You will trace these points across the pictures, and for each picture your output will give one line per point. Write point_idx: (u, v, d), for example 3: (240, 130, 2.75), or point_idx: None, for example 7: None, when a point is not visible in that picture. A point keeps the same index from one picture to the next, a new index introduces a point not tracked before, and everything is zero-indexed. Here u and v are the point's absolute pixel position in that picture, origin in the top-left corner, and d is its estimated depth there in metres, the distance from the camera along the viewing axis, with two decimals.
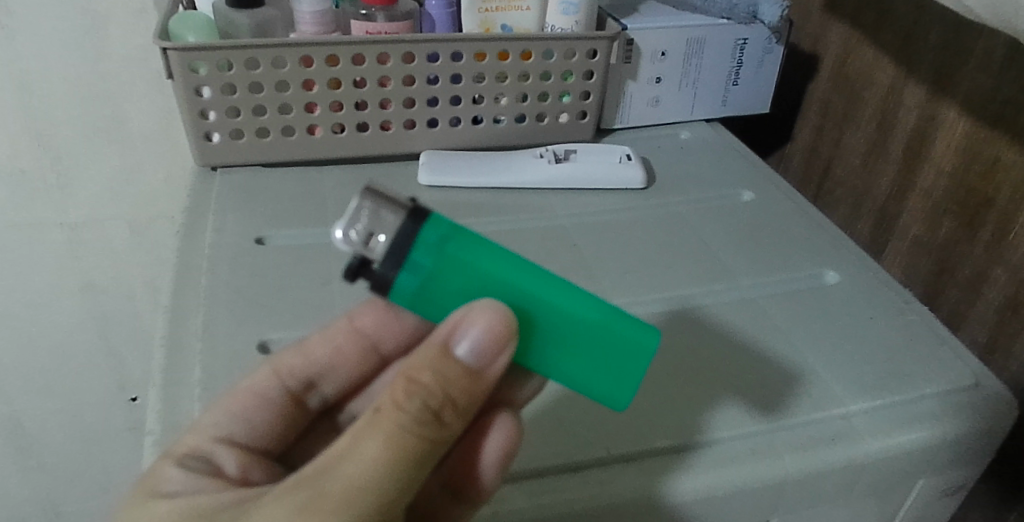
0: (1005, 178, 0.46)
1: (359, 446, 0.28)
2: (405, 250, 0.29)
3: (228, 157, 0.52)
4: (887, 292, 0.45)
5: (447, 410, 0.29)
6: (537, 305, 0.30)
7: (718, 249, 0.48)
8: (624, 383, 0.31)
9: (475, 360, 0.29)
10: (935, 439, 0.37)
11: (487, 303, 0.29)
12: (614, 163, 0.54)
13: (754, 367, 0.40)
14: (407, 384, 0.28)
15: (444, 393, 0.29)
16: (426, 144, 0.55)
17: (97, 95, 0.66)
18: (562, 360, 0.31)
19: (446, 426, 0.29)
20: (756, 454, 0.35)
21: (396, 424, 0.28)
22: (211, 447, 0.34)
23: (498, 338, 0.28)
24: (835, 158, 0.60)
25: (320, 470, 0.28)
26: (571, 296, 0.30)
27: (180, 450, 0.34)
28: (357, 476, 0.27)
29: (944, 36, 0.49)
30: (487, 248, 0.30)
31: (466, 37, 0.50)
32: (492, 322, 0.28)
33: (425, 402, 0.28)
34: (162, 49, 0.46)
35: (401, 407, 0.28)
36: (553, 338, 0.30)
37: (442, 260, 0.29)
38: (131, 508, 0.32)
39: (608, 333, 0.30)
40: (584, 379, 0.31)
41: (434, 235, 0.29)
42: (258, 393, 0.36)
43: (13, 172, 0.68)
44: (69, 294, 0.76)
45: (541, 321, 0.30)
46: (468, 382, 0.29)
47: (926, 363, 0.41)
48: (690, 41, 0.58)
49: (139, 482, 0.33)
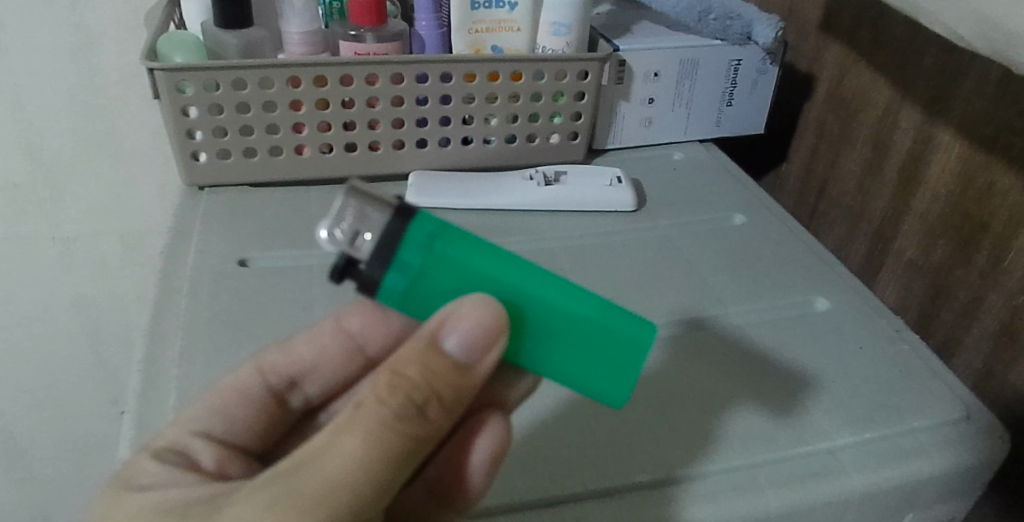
0: (1000, 203, 0.45)
1: (338, 441, 0.27)
2: (392, 249, 0.28)
3: (216, 177, 0.52)
4: (878, 322, 0.45)
5: (432, 405, 0.28)
6: (530, 302, 0.29)
7: (707, 273, 0.48)
8: (617, 379, 0.30)
9: (463, 355, 0.28)
10: (923, 475, 0.37)
11: (476, 297, 0.28)
12: (604, 187, 0.53)
13: (737, 395, 0.39)
14: (391, 378, 0.27)
15: (430, 387, 0.28)
16: (416, 165, 0.55)
17: (93, 110, 0.66)
18: (555, 360, 0.30)
19: (430, 422, 0.28)
20: (737, 491, 0.34)
21: (377, 418, 0.27)
22: (190, 442, 0.34)
23: (488, 333, 0.28)
24: (831, 178, 0.60)
25: (299, 463, 0.27)
26: (566, 292, 0.30)
27: (159, 444, 0.33)
28: (335, 472, 0.27)
29: (939, 59, 0.48)
30: (476, 245, 0.29)
31: (456, 59, 0.50)
32: (481, 316, 0.27)
33: (408, 396, 0.27)
34: (150, 70, 0.46)
35: (384, 401, 0.27)
36: (546, 334, 0.30)
37: (430, 259, 0.29)
38: (101, 507, 0.31)
39: (603, 330, 0.30)
40: (578, 378, 0.30)
41: (422, 233, 0.29)
42: (241, 389, 0.36)
43: (4, 184, 0.67)
44: (61, 308, 0.76)
45: (532, 318, 0.30)
46: (457, 377, 0.28)
47: (915, 394, 0.40)
48: (682, 62, 0.58)
49: (115, 475, 0.32)
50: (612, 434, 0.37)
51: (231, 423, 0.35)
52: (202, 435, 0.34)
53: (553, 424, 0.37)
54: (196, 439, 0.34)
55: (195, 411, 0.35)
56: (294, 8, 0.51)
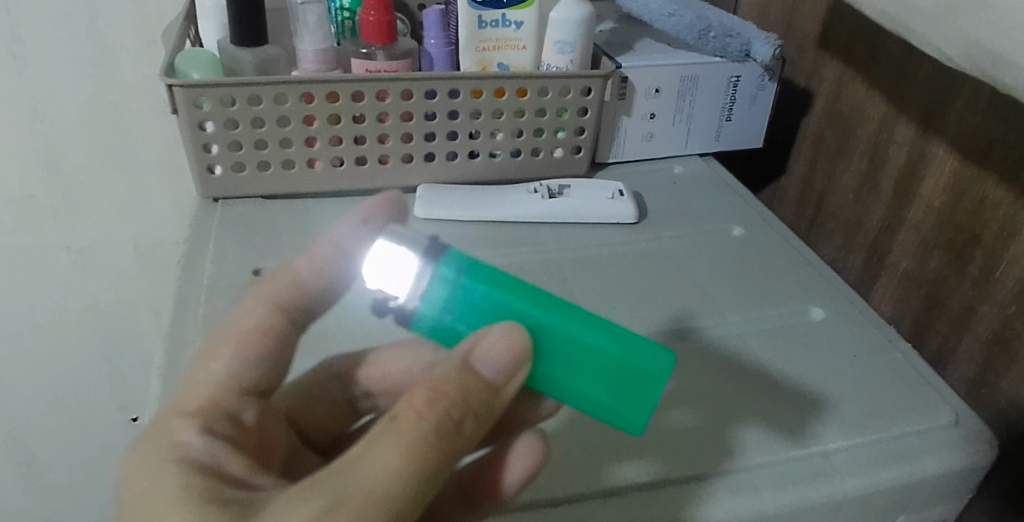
0: (992, 215, 0.46)
1: (380, 454, 0.26)
2: (421, 284, 0.31)
3: (231, 188, 0.54)
4: (872, 330, 0.46)
5: (467, 422, 0.28)
6: (545, 330, 0.30)
7: (707, 283, 0.49)
8: (632, 406, 0.30)
9: (493, 376, 0.29)
10: (913, 477, 0.38)
11: (502, 326, 0.29)
12: (607, 199, 0.55)
13: (733, 398, 0.41)
14: (430, 392, 0.28)
15: (467, 403, 0.28)
16: (423, 178, 0.56)
17: (107, 123, 0.68)
18: (573, 387, 0.31)
19: (466, 439, 0.28)
20: (734, 492, 0.36)
21: (420, 431, 0.26)
22: (238, 402, 0.32)
23: (516, 358, 0.29)
24: (828, 192, 0.61)
25: (337, 477, 0.26)
26: (581, 320, 0.31)
27: (194, 408, 0.31)
28: (378, 484, 0.26)
29: (933, 76, 0.50)
30: (501, 279, 0.31)
31: (464, 76, 0.52)
32: (511, 341, 0.29)
33: (448, 411, 0.27)
34: (168, 86, 0.48)
35: (424, 414, 0.27)
36: (564, 361, 0.31)
37: (458, 291, 0.31)
38: (143, 471, 0.29)
39: (620, 357, 0.30)
40: (596, 406, 0.31)
41: (449, 268, 0.31)
42: (265, 327, 0.33)
43: (22, 196, 0.69)
44: (74, 317, 0.77)
45: (553, 347, 0.31)
46: (488, 396, 0.29)
47: (907, 402, 0.41)
48: (683, 79, 0.60)
49: (145, 444, 0.30)
50: (611, 438, 0.38)
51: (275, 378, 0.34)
52: (250, 391, 0.33)
53: (557, 431, 0.38)
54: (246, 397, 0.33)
55: (227, 363, 0.32)
56: (308, 27, 0.53)
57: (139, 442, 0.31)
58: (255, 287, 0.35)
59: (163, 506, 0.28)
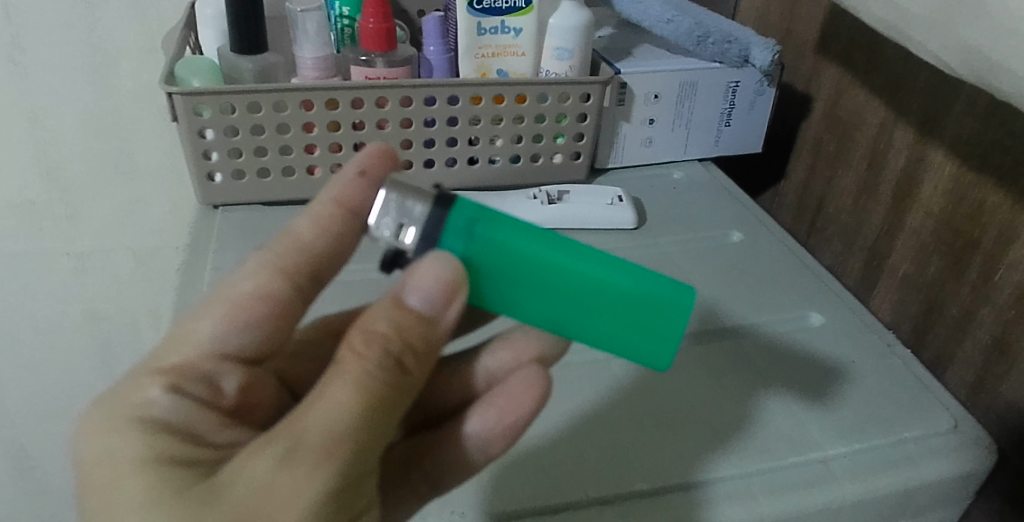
0: (991, 220, 0.46)
1: (325, 397, 0.27)
2: (436, 237, 0.31)
3: (231, 196, 0.54)
4: (871, 336, 0.46)
5: (408, 356, 0.29)
6: (571, 277, 0.31)
7: (706, 288, 0.49)
8: (660, 343, 0.32)
9: (427, 307, 0.30)
10: (912, 484, 0.38)
11: (431, 255, 0.30)
12: (606, 205, 0.55)
13: (731, 406, 0.41)
14: (364, 334, 0.29)
15: (404, 338, 0.29)
16: (423, 184, 0.56)
17: (106, 129, 0.68)
18: (600, 329, 0.32)
19: (408, 372, 0.29)
20: (732, 499, 0.36)
21: (360, 369, 0.28)
22: (217, 367, 0.32)
23: (448, 287, 0.29)
24: (827, 196, 0.61)
25: (290, 426, 0.27)
26: (604, 262, 0.32)
27: (168, 367, 0.31)
28: (331, 424, 0.27)
29: (930, 82, 0.50)
30: (515, 226, 0.31)
31: (463, 82, 0.52)
32: (440, 272, 0.29)
33: (385, 348, 0.28)
34: (168, 94, 0.48)
35: (363, 354, 0.28)
36: (589, 304, 0.32)
37: (472, 242, 0.31)
38: (106, 427, 0.29)
39: (645, 298, 0.32)
40: (624, 345, 0.32)
41: (462, 219, 0.31)
42: (266, 295, 0.32)
43: (22, 202, 0.70)
44: (74, 323, 0.77)
45: (576, 291, 0.32)
46: (424, 328, 0.30)
47: (905, 408, 0.41)
48: (682, 85, 0.60)
49: (113, 400, 0.30)
50: (608, 445, 0.38)
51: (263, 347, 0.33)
52: (232, 357, 0.32)
53: (555, 437, 0.39)
54: (227, 363, 0.32)
55: (214, 326, 0.31)
56: (307, 34, 0.53)
57: (106, 397, 0.30)
58: (257, 252, 0.34)
59: (127, 467, 0.28)
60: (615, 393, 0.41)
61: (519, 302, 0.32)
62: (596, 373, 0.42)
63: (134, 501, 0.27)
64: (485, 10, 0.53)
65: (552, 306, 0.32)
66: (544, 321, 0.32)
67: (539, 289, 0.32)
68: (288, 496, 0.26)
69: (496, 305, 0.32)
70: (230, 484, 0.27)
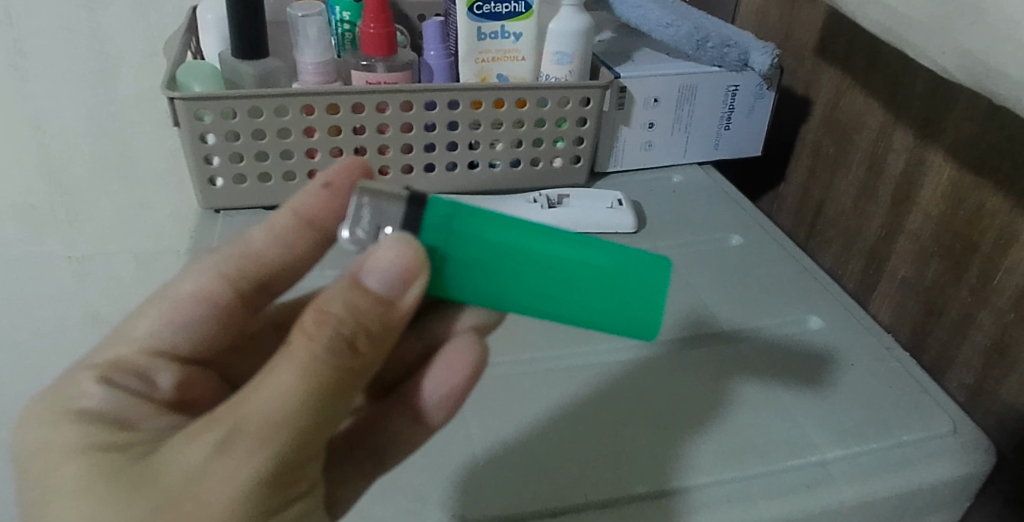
0: (990, 224, 0.47)
1: (270, 379, 0.28)
2: (415, 233, 0.30)
3: (232, 200, 0.54)
4: (869, 339, 0.46)
5: (360, 338, 0.29)
6: (549, 259, 0.32)
7: (705, 292, 0.49)
8: (647, 317, 0.33)
9: (384, 289, 0.29)
10: (912, 487, 0.38)
11: (395, 237, 0.29)
12: (606, 209, 0.55)
13: (730, 409, 0.41)
14: (317, 315, 0.28)
15: (356, 321, 0.29)
16: (423, 188, 0.57)
17: (109, 134, 0.68)
18: (585, 308, 0.32)
19: (361, 355, 0.29)
20: (731, 501, 0.36)
21: (307, 353, 0.28)
22: (149, 362, 0.34)
23: (408, 269, 0.29)
24: (827, 200, 0.62)
25: (231, 409, 0.28)
26: (582, 241, 0.32)
27: (103, 361, 0.33)
28: (271, 406, 0.27)
29: (930, 86, 0.50)
30: (490, 217, 0.32)
31: (463, 87, 0.52)
32: (399, 253, 0.29)
33: (336, 331, 0.28)
34: (170, 99, 0.48)
35: (312, 337, 0.28)
36: (575, 283, 0.32)
37: (452, 238, 0.31)
38: (44, 419, 0.31)
39: (626, 270, 0.32)
40: (611, 321, 0.33)
41: (439, 216, 0.31)
42: (205, 294, 0.35)
43: (24, 206, 0.70)
44: (75, 327, 0.78)
45: (560, 272, 0.32)
46: (381, 310, 0.29)
47: (904, 411, 0.41)
48: (681, 89, 0.60)
49: (50, 395, 0.32)
50: (607, 449, 0.38)
51: (196, 345, 0.36)
52: (165, 354, 0.35)
53: (554, 440, 0.39)
54: (159, 358, 0.35)
55: (150, 324, 0.35)
56: (308, 39, 0.53)
57: (46, 393, 0.32)
58: (211, 254, 0.37)
59: (61, 455, 0.29)
60: (615, 397, 0.41)
61: (502, 292, 0.32)
62: (595, 377, 0.43)
63: (68, 483, 0.29)
64: (485, 14, 0.54)
65: (538, 292, 0.32)
66: (530, 309, 0.32)
67: (520, 275, 0.32)
68: (221, 479, 0.27)
69: (480, 298, 0.32)
70: (170, 463, 0.28)
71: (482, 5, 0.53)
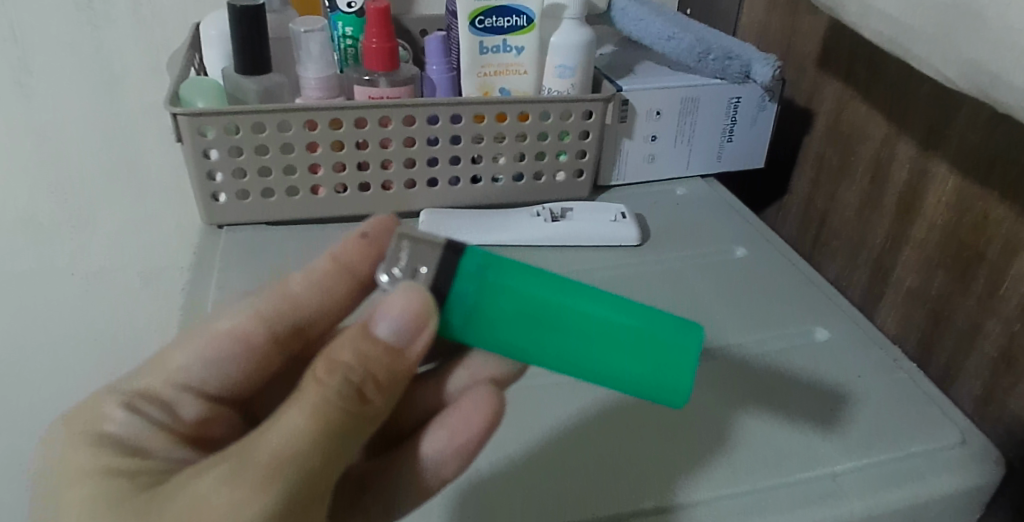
0: (995, 232, 0.46)
1: (281, 421, 0.29)
2: (448, 280, 0.31)
3: (235, 215, 0.54)
4: (878, 351, 0.46)
5: (369, 386, 0.30)
6: (580, 317, 0.31)
7: (709, 304, 0.49)
8: (676, 385, 0.32)
9: (394, 338, 0.31)
10: (920, 500, 0.37)
11: (401, 287, 0.31)
12: (610, 222, 0.55)
13: (741, 425, 0.40)
14: (328, 362, 0.30)
15: (366, 369, 0.30)
16: (426, 203, 0.57)
17: (115, 150, 0.69)
18: (609, 368, 0.32)
19: (370, 403, 0.30)
20: (742, 515, 0.36)
21: (319, 395, 0.29)
22: (175, 393, 0.35)
23: (416, 319, 0.30)
24: (830, 210, 0.61)
25: (243, 447, 0.29)
26: (615, 304, 0.32)
27: (132, 389, 0.34)
28: (280, 444, 0.28)
29: (932, 95, 0.50)
30: (524, 270, 0.32)
31: (466, 101, 0.52)
32: (408, 301, 0.30)
33: (346, 376, 0.29)
34: (173, 114, 0.48)
35: (323, 381, 0.29)
36: (603, 345, 0.32)
37: (482, 287, 0.31)
38: (63, 442, 0.32)
39: (656, 337, 0.31)
40: (634, 384, 0.32)
41: (473, 264, 0.31)
42: (239, 335, 0.35)
43: (29, 224, 0.70)
44: (82, 344, 0.78)
45: (588, 332, 0.32)
46: (390, 359, 0.31)
47: (914, 422, 0.41)
48: (684, 101, 0.60)
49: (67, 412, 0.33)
50: (621, 466, 0.38)
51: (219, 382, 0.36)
52: (192, 387, 0.35)
53: (565, 454, 0.39)
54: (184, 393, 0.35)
55: (183, 357, 0.35)
56: (311, 55, 0.53)
57: (70, 412, 0.33)
58: (249, 296, 0.36)
59: (70, 478, 0.30)
60: (623, 413, 0.41)
61: (531, 348, 0.32)
62: (600, 392, 0.42)
63: (72, 504, 0.29)
64: (487, 29, 0.54)
65: (564, 349, 0.32)
66: (556, 365, 0.32)
67: (548, 331, 0.32)
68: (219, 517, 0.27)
69: (505, 349, 0.32)
70: (176, 501, 0.28)
71: (484, 19, 0.53)
